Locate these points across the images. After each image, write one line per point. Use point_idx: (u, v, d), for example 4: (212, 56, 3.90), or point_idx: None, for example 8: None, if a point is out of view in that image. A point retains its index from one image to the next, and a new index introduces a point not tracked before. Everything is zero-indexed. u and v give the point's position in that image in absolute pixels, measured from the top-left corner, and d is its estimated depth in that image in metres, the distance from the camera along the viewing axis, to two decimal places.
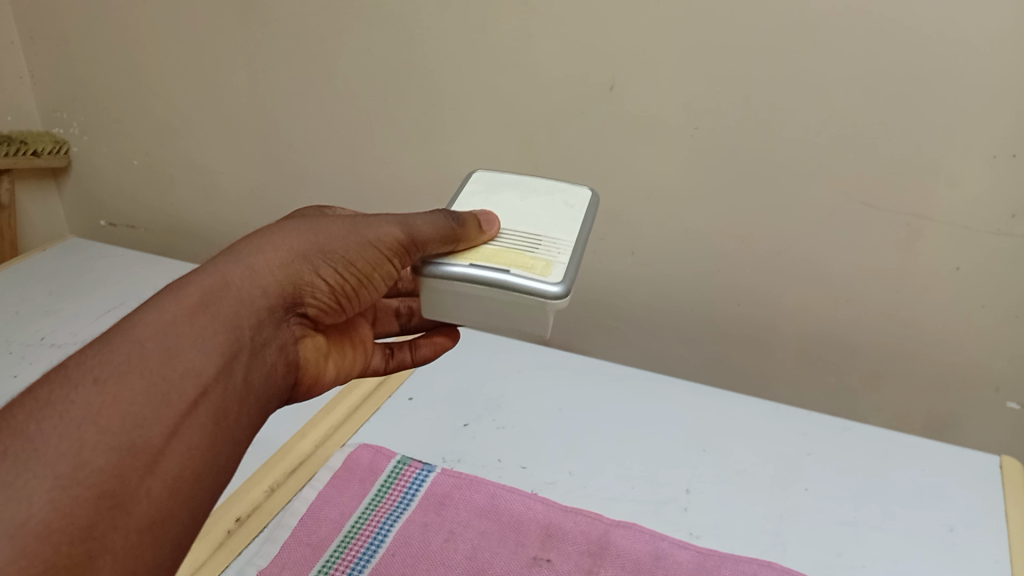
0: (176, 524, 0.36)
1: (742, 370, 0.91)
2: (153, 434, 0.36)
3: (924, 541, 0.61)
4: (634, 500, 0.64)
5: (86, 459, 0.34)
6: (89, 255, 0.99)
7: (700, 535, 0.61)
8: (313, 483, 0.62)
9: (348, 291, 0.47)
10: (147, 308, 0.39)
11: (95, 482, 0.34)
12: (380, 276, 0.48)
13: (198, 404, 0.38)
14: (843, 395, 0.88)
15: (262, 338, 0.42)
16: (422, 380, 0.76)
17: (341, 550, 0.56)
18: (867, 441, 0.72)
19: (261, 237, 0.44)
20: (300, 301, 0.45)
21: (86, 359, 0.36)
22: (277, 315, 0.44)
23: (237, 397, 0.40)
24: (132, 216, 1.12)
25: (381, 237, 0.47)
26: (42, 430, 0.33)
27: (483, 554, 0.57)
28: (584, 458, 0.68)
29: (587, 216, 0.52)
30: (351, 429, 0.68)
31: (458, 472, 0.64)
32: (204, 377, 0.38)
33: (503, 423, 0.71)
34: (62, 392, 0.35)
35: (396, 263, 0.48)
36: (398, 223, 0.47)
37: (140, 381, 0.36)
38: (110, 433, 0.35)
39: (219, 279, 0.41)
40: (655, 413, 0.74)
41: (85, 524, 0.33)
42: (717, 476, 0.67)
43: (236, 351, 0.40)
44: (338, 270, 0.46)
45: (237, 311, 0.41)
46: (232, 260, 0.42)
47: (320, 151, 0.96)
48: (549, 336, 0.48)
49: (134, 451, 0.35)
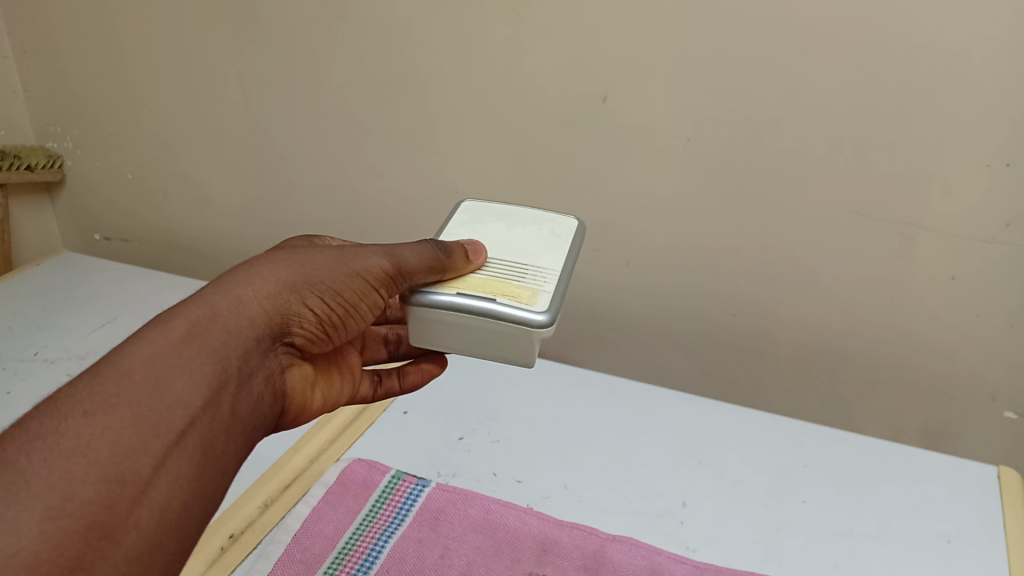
0: (163, 555, 0.36)
1: (738, 381, 0.91)
2: (141, 465, 0.35)
3: (922, 552, 0.61)
4: (630, 513, 0.63)
5: (76, 491, 0.33)
6: (82, 269, 0.98)
7: (697, 548, 0.61)
8: (307, 498, 0.61)
9: (335, 320, 0.47)
10: (135, 339, 0.39)
11: (85, 513, 0.33)
12: (367, 305, 0.48)
13: (186, 435, 0.37)
14: (839, 406, 0.88)
15: (249, 368, 0.42)
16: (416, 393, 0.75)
17: (335, 567, 0.56)
18: (863, 452, 0.72)
19: (249, 267, 0.44)
20: (286, 331, 0.45)
21: (76, 389, 0.36)
22: (264, 346, 0.44)
23: (225, 426, 0.40)
24: (126, 230, 1.12)
25: (368, 267, 0.46)
26: (34, 461, 0.33)
27: (478, 570, 0.57)
28: (580, 471, 0.67)
29: (573, 245, 0.52)
30: (345, 444, 0.68)
31: (453, 486, 0.64)
32: (192, 408, 0.38)
33: (497, 436, 0.71)
34: (52, 424, 0.35)
35: (383, 293, 0.48)
36: (385, 253, 0.47)
37: (129, 412, 0.36)
38: (100, 465, 0.34)
39: (207, 310, 0.41)
40: (651, 425, 0.74)
41: (74, 556, 0.32)
42: (713, 488, 0.67)
43: (223, 381, 0.40)
44: (325, 299, 0.46)
45: (226, 342, 0.41)
46: (221, 291, 0.42)
47: (314, 164, 0.96)
48: (534, 364, 0.48)
49: (123, 482, 0.35)
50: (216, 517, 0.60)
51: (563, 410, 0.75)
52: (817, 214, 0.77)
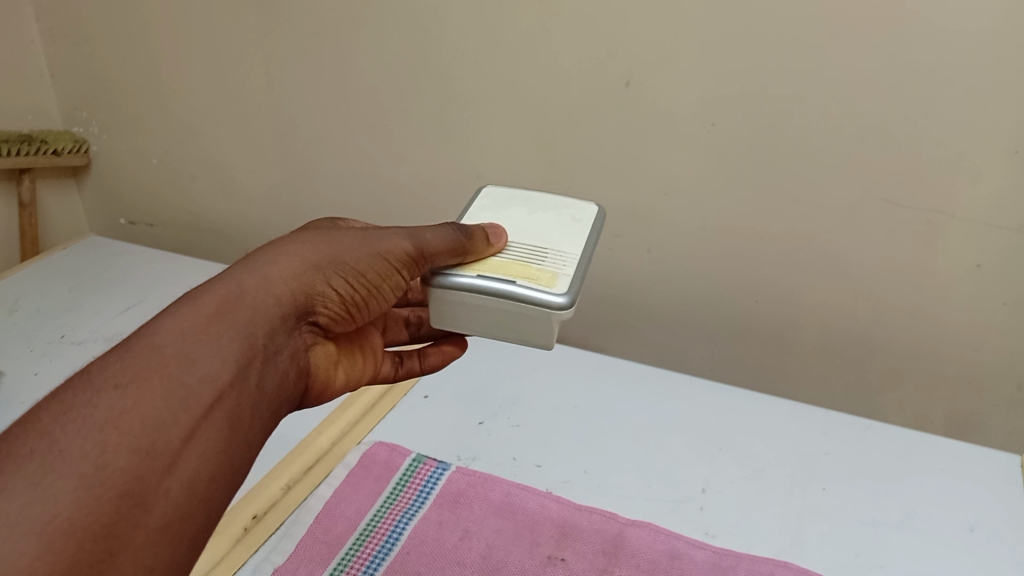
0: (192, 524, 0.36)
1: (761, 369, 0.90)
2: (171, 437, 0.36)
3: (947, 542, 0.60)
4: (650, 498, 0.63)
5: (108, 461, 0.34)
6: (110, 252, 1.00)
7: (717, 535, 0.60)
8: (329, 480, 0.62)
9: (359, 300, 0.47)
10: (165, 315, 0.39)
11: (117, 482, 0.34)
12: (391, 286, 0.48)
13: (214, 409, 0.38)
14: (863, 394, 0.87)
15: (274, 346, 0.43)
16: (437, 378, 0.76)
17: (356, 549, 0.56)
18: (888, 441, 0.71)
19: (275, 247, 0.45)
20: (312, 309, 0.45)
21: (108, 363, 0.37)
22: (290, 324, 0.44)
23: (251, 401, 0.40)
24: (152, 214, 1.13)
25: (392, 248, 0.46)
26: (67, 431, 0.34)
27: (498, 553, 0.57)
28: (601, 457, 0.67)
29: (593, 230, 0.52)
30: (367, 426, 0.68)
31: (474, 470, 0.64)
32: (220, 382, 0.38)
33: (518, 421, 0.71)
34: (85, 395, 0.35)
35: (406, 275, 0.48)
36: (408, 235, 0.47)
37: (160, 385, 0.36)
38: (131, 436, 0.35)
39: (234, 288, 0.42)
40: (673, 411, 0.74)
41: (107, 522, 0.33)
42: (735, 475, 0.66)
43: (250, 358, 0.40)
44: (350, 280, 0.46)
45: (253, 319, 0.41)
46: (248, 270, 0.43)
47: (338, 149, 0.96)
48: (553, 346, 0.48)
49: (155, 453, 0.35)
50: (240, 500, 0.60)
51: (585, 396, 0.75)
52: (842, 202, 0.77)
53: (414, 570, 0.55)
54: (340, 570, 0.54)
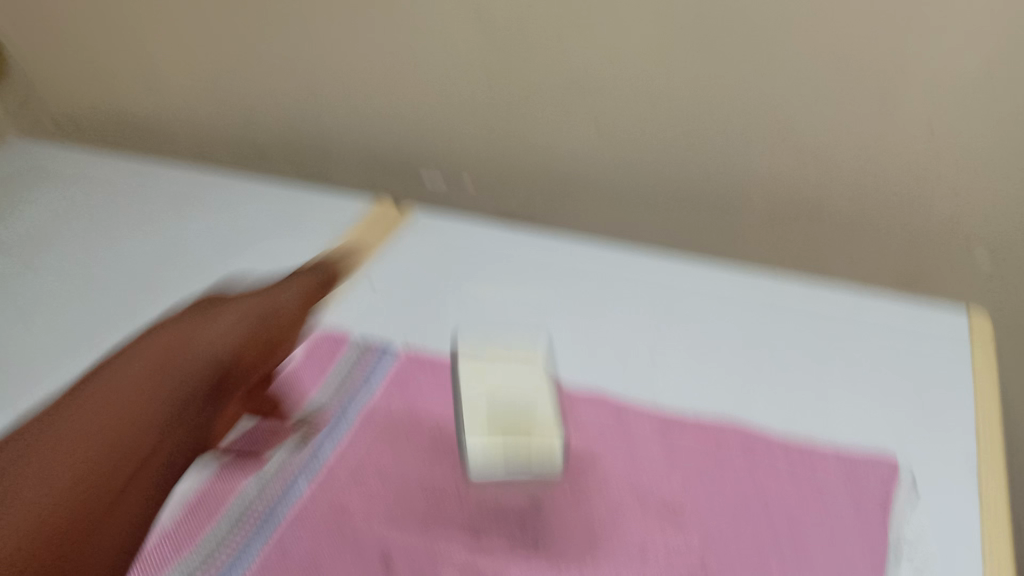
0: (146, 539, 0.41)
1: (710, 231, 0.89)
2: (121, 471, 0.40)
3: (886, 396, 0.62)
4: (594, 371, 0.65)
5: (67, 491, 0.38)
6: (42, 164, 0.99)
7: (664, 402, 0.62)
8: (273, 374, 0.64)
9: (257, 359, 0.53)
10: (95, 382, 0.45)
11: (79, 487, 0.38)
12: (263, 347, 0.54)
13: (155, 451, 0.43)
14: (811, 256, 0.87)
15: (204, 409, 0.48)
16: (384, 265, 0.77)
17: (307, 434, 0.59)
18: (836, 301, 0.72)
19: (188, 326, 0.51)
20: (233, 370, 0.51)
21: (53, 421, 0.41)
22: (214, 386, 0.49)
23: (183, 427, 0.45)
24: (91, 102, 1.12)
25: (246, 329, 0.53)
26: (34, 464, 0.38)
27: (446, 435, 0.59)
28: (550, 334, 0.69)
29: None
30: (310, 313, 0.71)
31: (420, 356, 0.66)
32: (158, 429, 0.44)
33: (467, 305, 0.72)
34: (38, 440, 0.40)
35: (269, 336, 0.54)
36: (246, 315, 0.54)
37: (104, 434, 0.41)
38: (87, 467, 0.39)
39: (157, 361, 0.47)
40: (624, 284, 0.74)
41: (80, 517, 0.37)
42: (683, 343, 0.68)
43: (181, 411, 0.46)
44: (240, 347, 0.52)
45: (181, 385, 0.47)
46: (168, 345, 0.48)
47: (272, 22, 0.92)
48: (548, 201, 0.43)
49: (108, 474, 0.40)
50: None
51: (535, 274, 0.76)
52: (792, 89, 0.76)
53: (360, 454, 0.58)
54: (285, 458, 0.58)
